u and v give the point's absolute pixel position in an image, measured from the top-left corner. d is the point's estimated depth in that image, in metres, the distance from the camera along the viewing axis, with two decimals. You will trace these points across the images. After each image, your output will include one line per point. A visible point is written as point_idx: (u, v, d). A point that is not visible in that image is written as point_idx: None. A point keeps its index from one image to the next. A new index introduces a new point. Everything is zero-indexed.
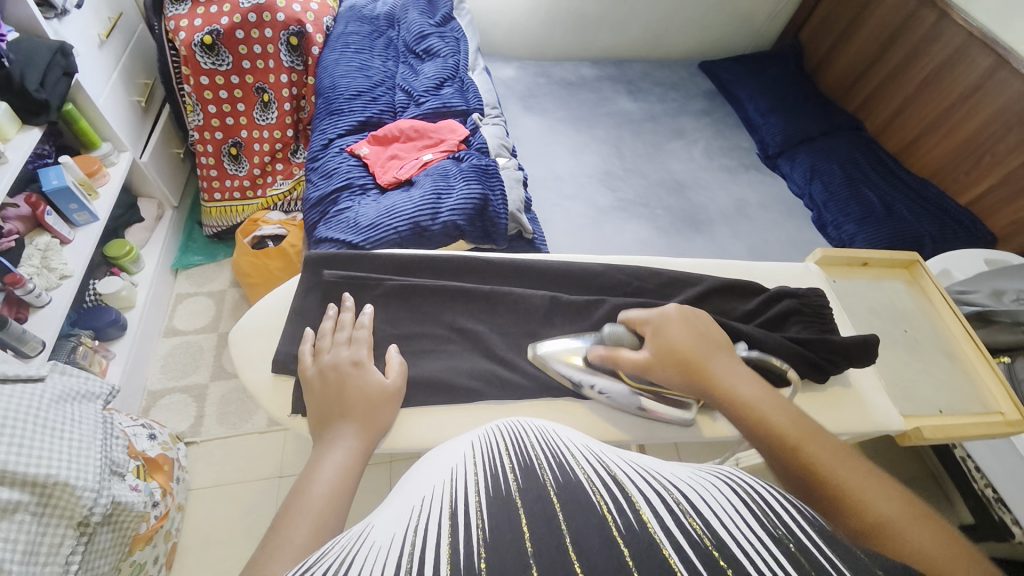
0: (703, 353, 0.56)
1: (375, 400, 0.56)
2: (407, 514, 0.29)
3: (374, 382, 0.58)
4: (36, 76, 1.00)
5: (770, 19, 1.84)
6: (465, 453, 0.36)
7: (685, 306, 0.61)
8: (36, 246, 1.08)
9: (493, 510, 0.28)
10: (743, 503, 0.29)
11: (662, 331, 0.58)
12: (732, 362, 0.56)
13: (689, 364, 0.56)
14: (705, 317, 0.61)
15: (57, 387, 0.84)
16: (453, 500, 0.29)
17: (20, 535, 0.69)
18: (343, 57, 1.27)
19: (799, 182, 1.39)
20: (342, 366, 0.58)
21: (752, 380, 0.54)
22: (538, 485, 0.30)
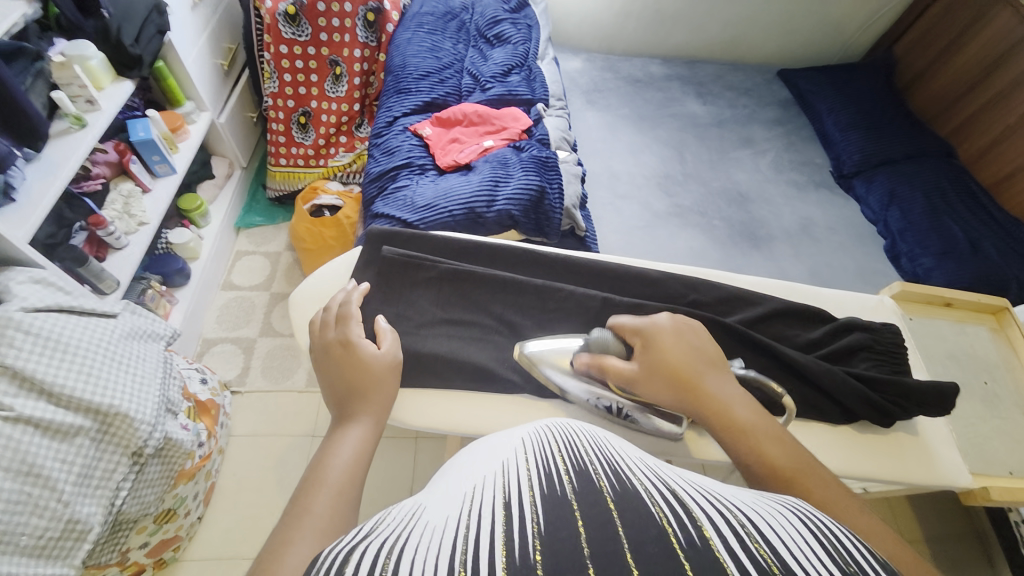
0: (698, 368, 0.53)
1: (372, 373, 0.56)
2: (460, 500, 0.31)
3: (370, 355, 0.57)
4: (132, 31, 1.06)
5: (864, 29, 1.70)
6: (517, 449, 0.38)
7: (679, 317, 0.58)
8: (120, 192, 1.18)
9: (548, 507, 0.29)
10: (813, 535, 0.28)
11: (652, 343, 0.55)
12: (725, 380, 0.53)
13: (678, 377, 0.52)
14: (699, 329, 0.58)
15: (127, 325, 0.91)
16: (508, 493, 0.31)
17: (77, 458, 0.76)
18: (415, 37, 1.28)
19: (875, 207, 1.29)
20: (335, 347, 0.57)
21: (752, 408, 0.51)
22: (594, 489, 0.30)
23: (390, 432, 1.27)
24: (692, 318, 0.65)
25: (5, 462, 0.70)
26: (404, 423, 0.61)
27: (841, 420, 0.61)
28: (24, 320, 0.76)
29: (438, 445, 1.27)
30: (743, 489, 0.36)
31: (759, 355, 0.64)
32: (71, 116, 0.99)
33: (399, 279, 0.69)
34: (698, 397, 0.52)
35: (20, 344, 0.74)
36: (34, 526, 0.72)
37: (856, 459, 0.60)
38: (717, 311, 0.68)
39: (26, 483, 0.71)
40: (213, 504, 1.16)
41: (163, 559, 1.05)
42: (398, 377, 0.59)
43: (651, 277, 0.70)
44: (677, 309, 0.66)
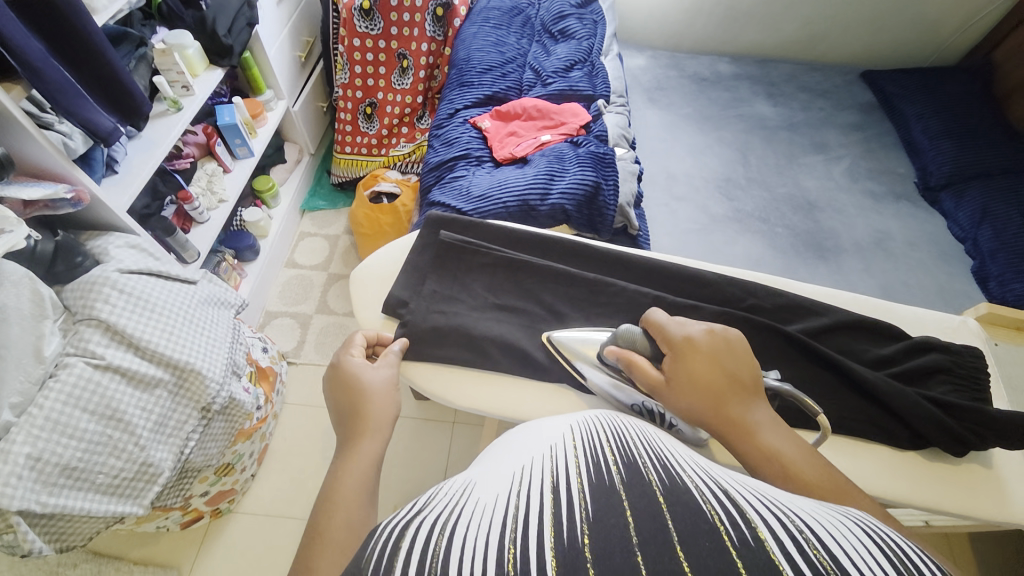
0: (727, 390, 0.50)
1: (367, 392, 0.55)
2: (509, 479, 0.33)
3: (365, 372, 0.57)
4: (226, 23, 1.15)
5: (967, 28, 1.55)
6: (564, 435, 0.39)
7: (716, 330, 0.53)
8: (206, 170, 1.28)
9: (596, 494, 0.30)
10: (873, 544, 0.27)
11: (683, 355, 0.52)
12: (754, 405, 0.50)
13: (708, 397, 0.49)
14: (738, 346, 0.53)
15: (204, 292, 1.00)
16: (555, 477, 0.32)
17: (155, 407, 0.84)
18: (481, 31, 1.30)
19: (963, 224, 1.18)
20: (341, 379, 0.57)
21: (786, 435, 0.48)
22: (643, 482, 0.31)
23: (429, 415, 1.31)
24: (749, 324, 0.63)
25: (91, 405, 0.78)
26: (448, 401, 0.63)
27: (908, 445, 0.57)
28: (119, 280, 0.85)
29: (474, 432, 1.29)
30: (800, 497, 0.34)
31: (818, 367, 0.61)
32: (169, 100, 1.09)
33: (453, 264, 0.71)
34: (726, 420, 0.49)
35: (113, 300, 0.83)
36: (111, 466, 0.80)
37: (921, 489, 0.55)
38: (776, 319, 0.65)
39: (108, 427, 0.79)
40: (265, 464, 1.25)
41: (219, 508, 1.14)
42: (397, 392, 0.57)
43: (707, 278, 0.68)
44: (735, 314, 0.64)
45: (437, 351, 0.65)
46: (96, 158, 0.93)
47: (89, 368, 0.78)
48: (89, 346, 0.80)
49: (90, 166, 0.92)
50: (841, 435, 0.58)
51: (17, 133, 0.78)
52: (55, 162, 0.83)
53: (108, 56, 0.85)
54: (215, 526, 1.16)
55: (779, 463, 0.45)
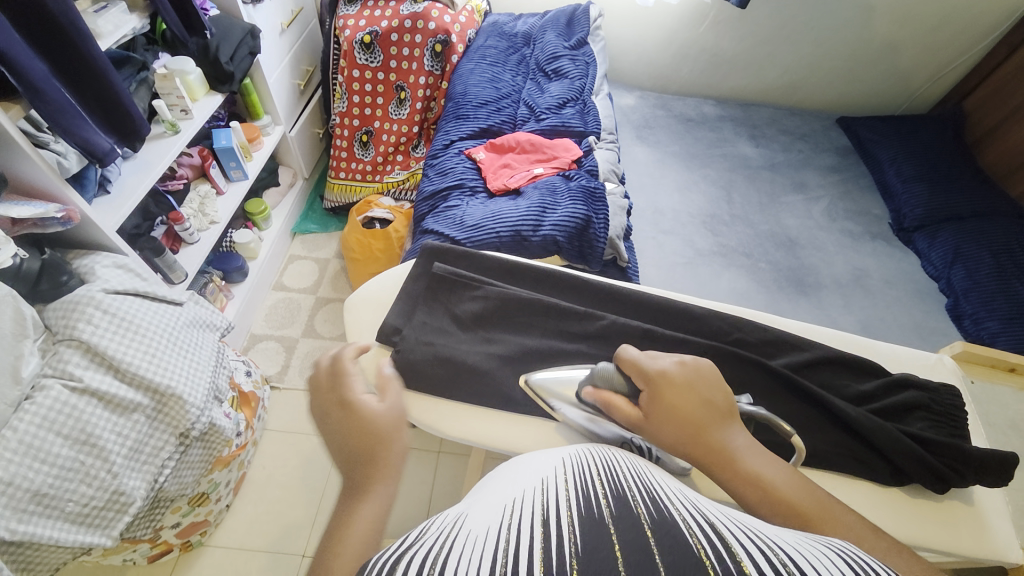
0: (705, 421, 0.50)
1: (380, 428, 0.49)
2: (500, 510, 0.33)
3: (382, 407, 0.51)
4: (228, 51, 1.18)
5: (933, 80, 1.65)
6: (556, 466, 0.40)
7: (685, 361, 0.54)
8: (198, 193, 1.29)
9: (585, 525, 0.30)
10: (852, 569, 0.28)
11: (660, 393, 0.52)
12: (733, 434, 0.50)
13: (688, 430, 0.49)
14: (711, 376, 0.54)
15: (190, 314, 0.98)
16: (545, 508, 0.32)
17: (131, 433, 0.81)
18: (477, 68, 1.36)
19: (936, 263, 1.23)
20: (337, 401, 0.51)
21: (766, 457, 0.49)
22: (632, 514, 0.32)
23: (414, 445, 1.28)
24: (734, 359, 0.64)
25: (66, 429, 0.75)
26: (439, 431, 0.63)
27: (891, 480, 0.58)
28: (103, 300, 0.84)
29: (460, 464, 1.26)
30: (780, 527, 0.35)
31: (803, 402, 0.62)
32: (167, 123, 1.10)
33: (446, 294, 0.72)
34: (708, 449, 0.49)
35: (96, 321, 0.82)
36: (81, 494, 0.76)
37: (902, 525, 0.56)
38: (761, 354, 0.67)
39: (81, 452, 0.76)
40: (241, 493, 1.20)
41: (189, 541, 1.09)
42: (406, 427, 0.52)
43: (695, 312, 0.69)
44: (722, 349, 0.65)
45: (428, 379, 0.65)
46: (89, 177, 0.93)
47: (66, 391, 0.76)
48: (67, 368, 0.78)
49: (81, 185, 0.91)
50: (827, 470, 0.59)
51: (15, 158, 0.79)
52: (48, 180, 0.83)
53: (110, 78, 0.86)
54: (183, 560, 1.10)
55: (768, 489, 0.46)
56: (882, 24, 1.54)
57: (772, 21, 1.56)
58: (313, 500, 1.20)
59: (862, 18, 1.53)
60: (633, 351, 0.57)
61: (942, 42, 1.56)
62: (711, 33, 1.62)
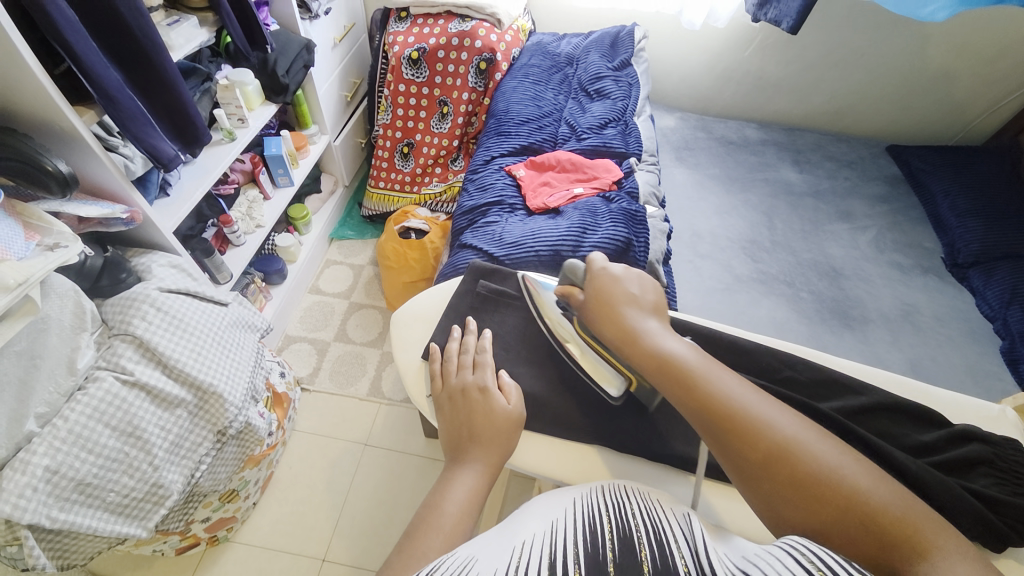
0: (626, 308, 0.58)
1: (497, 428, 0.56)
2: (510, 552, 0.36)
3: (499, 408, 0.58)
4: (285, 64, 1.23)
5: (993, 111, 1.58)
6: (567, 508, 0.43)
7: (631, 269, 0.63)
8: (247, 197, 1.34)
9: (592, 573, 0.33)
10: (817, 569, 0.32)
11: (601, 287, 0.61)
12: (650, 320, 0.57)
13: (609, 313, 0.58)
14: (649, 283, 0.62)
15: (234, 314, 1.02)
16: (551, 554, 0.35)
17: (174, 427, 0.84)
18: (520, 86, 1.38)
19: (992, 303, 1.17)
20: (471, 391, 0.59)
21: (674, 336, 0.55)
22: (635, 565, 0.34)
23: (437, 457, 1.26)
24: (781, 398, 0.62)
25: (114, 420, 0.78)
26: None
27: None
28: (158, 298, 0.88)
29: None
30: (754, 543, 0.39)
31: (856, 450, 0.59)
32: (225, 131, 1.15)
33: (488, 313, 0.73)
34: (623, 330, 0.56)
35: (150, 318, 0.86)
36: (122, 485, 0.79)
37: None
38: (811, 394, 0.64)
39: (126, 444, 0.79)
40: (268, 492, 1.22)
41: (216, 536, 1.11)
42: (518, 435, 0.58)
43: (742, 346, 0.68)
44: (766, 385, 0.63)
45: None
46: (152, 181, 0.98)
47: (118, 383, 0.80)
48: (120, 362, 0.82)
49: (144, 188, 0.96)
50: None
51: (85, 155, 0.83)
52: (115, 182, 0.88)
53: (178, 89, 0.91)
54: (210, 554, 1.13)
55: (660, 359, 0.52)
56: (938, 52, 1.49)
57: (821, 46, 1.53)
58: (336, 504, 1.21)
59: (917, 46, 1.48)
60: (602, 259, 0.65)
61: (1004, 70, 1.49)
62: (757, 56, 1.60)
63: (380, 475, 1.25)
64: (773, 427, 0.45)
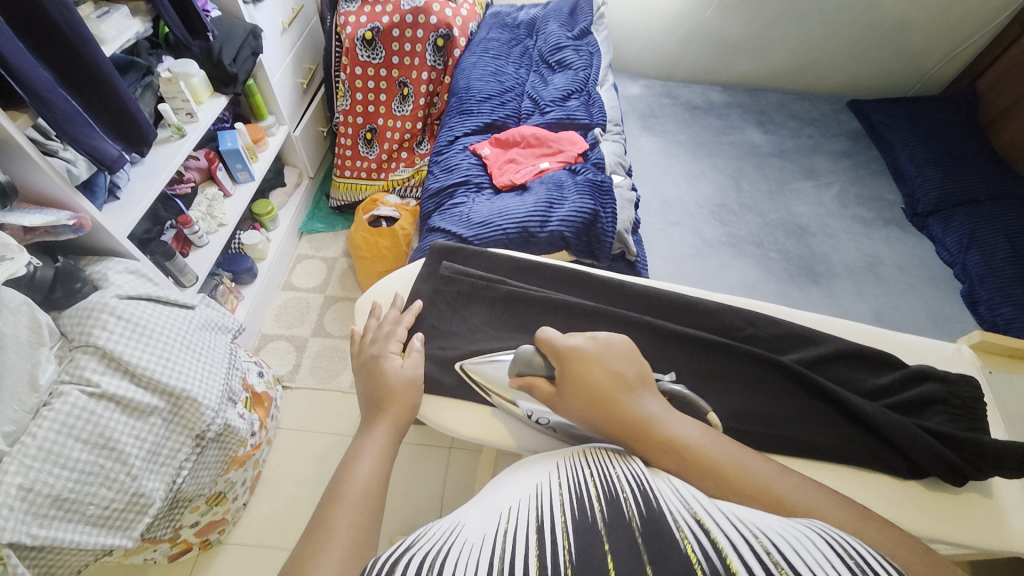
0: (620, 395, 0.51)
1: (392, 393, 0.57)
2: (497, 519, 0.36)
3: (394, 370, 0.59)
4: (231, 52, 1.17)
5: (948, 59, 1.61)
6: (551, 475, 0.43)
7: (605, 335, 0.56)
8: (205, 195, 1.29)
9: (578, 529, 0.33)
10: (837, 554, 0.31)
11: (579, 372, 0.52)
12: (649, 401, 0.52)
13: (602, 406, 0.51)
14: (620, 347, 0.56)
15: (202, 317, 0.99)
16: (538, 517, 0.35)
17: (149, 436, 0.83)
18: (480, 61, 1.34)
19: (952, 249, 1.21)
20: (371, 361, 0.61)
21: (678, 417, 0.51)
22: (623, 516, 0.35)
23: (421, 441, 1.26)
24: (743, 354, 0.64)
25: (85, 434, 0.76)
26: (454, 432, 0.63)
27: (908, 475, 0.57)
28: (117, 306, 0.85)
29: (471, 459, 1.24)
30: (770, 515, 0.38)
31: (816, 397, 0.61)
32: (172, 127, 1.10)
33: (455, 294, 0.72)
34: (624, 422, 0.50)
35: (111, 326, 0.83)
36: (101, 497, 0.78)
37: (921, 519, 0.55)
38: (774, 348, 0.66)
39: (100, 456, 0.78)
40: (257, 492, 1.22)
41: (208, 539, 1.11)
42: (420, 390, 0.60)
43: (708, 307, 0.68)
44: (731, 344, 0.64)
45: (441, 386, 0.64)
46: (98, 185, 0.93)
47: (84, 397, 0.77)
48: (84, 374, 0.79)
49: (91, 192, 0.92)
50: (839, 466, 0.58)
51: (20, 161, 0.79)
52: (58, 188, 0.84)
53: (115, 85, 0.87)
54: (203, 558, 1.12)
55: (680, 453, 0.48)
56: (894, 3, 1.50)
57: (781, 3, 1.53)
58: None
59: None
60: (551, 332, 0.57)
61: (957, 18, 1.51)
62: (717, 18, 1.58)
63: None
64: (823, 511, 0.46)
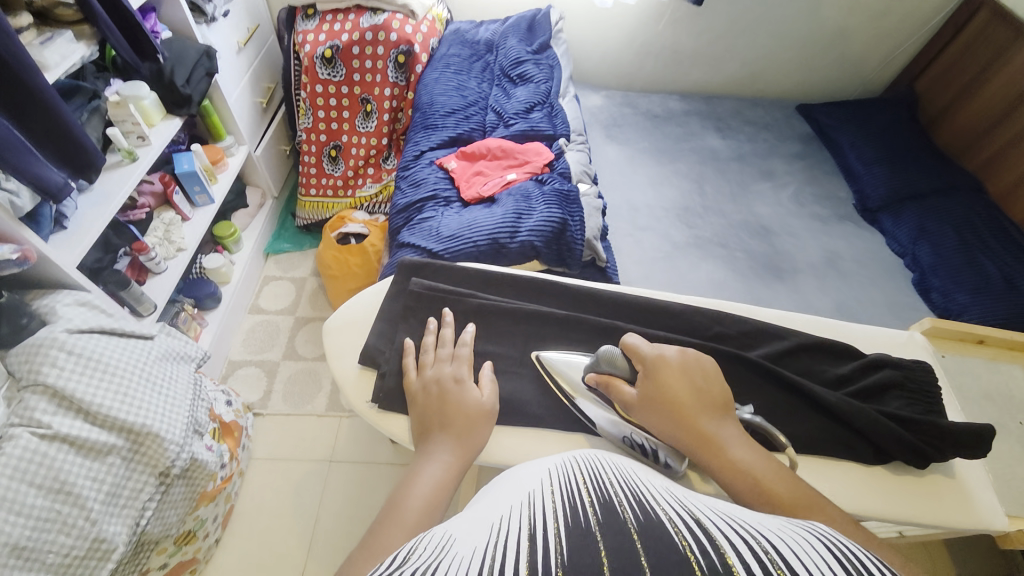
0: (696, 408, 0.54)
1: (469, 422, 0.56)
2: (488, 528, 0.33)
3: (472, 398, 0.58)
4: (184, 73, 1.14)
5: (884, 64, 1.73)
6: (542, 480, 0.41)
7: (686, 352, 0.58)
8: (162, 220, 1.25)
9: (573, 535, 0.31)
10: (838, 562, 0.29)
11: (658, 380, 0.56)
12: (726, 422, 0.54)
13: (679, 413, 0.53)
14: (707, 367, 0.58)
15: (161, 347, 0.95)
16: (529, 524, 0.32)
17: (108, 476, 0.78)
18: (442, 77, 1.35)
19: (901, 241, 1.28)
20: (444, 381, 0.59)
21: (751, 446, 0.52)
22: (619, 519, 0.33)
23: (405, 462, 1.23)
24: (714, 352, 0.65)
25: (38, 479, 0.72)
26: None
27: (873, 460, 0.59)
28: (68, 341, 0.80)
29: None
30: (770, 518, 0.37)
31: (785, 393, 0.64)
32: (123, 151, 1.06)
33: (427, 310, 0.71)
34: (699, 435, 0.53)
35: (61, 363, 0.78)
36: (60, 544, 0.72)
37: (893, 499, 0.57)
38: (741, 345, 0.68)
39: (57, 501, 0.73)
40: (230, 527, 1.16)
41: None
42: (493, 424, 0.58)
43: (675, 310, 0.70)
44: (701, 343, 0.66)
45: None
46: (44, 216, 0.88)
47: (35, 439, 0.73)
48: (34, 416, 0.74)
49: (36, 223, 0.87)
50: (813, 457, 0.60)
51: None
52: (1, 222, 0.79)
53: (58, 109, 0.83)
54: None
55: (749, 477, 0.50)
56: (832, 14, 1.60)
57: (729, 16, 1.60)
58: (307, 526, 1.17)
59: (814, 10, 1.58)
60: (637, 339, 0.60)
61: (888, 26, 1.62)
62: (671, 30, 1.64)
63: (354, 487, 1.23)
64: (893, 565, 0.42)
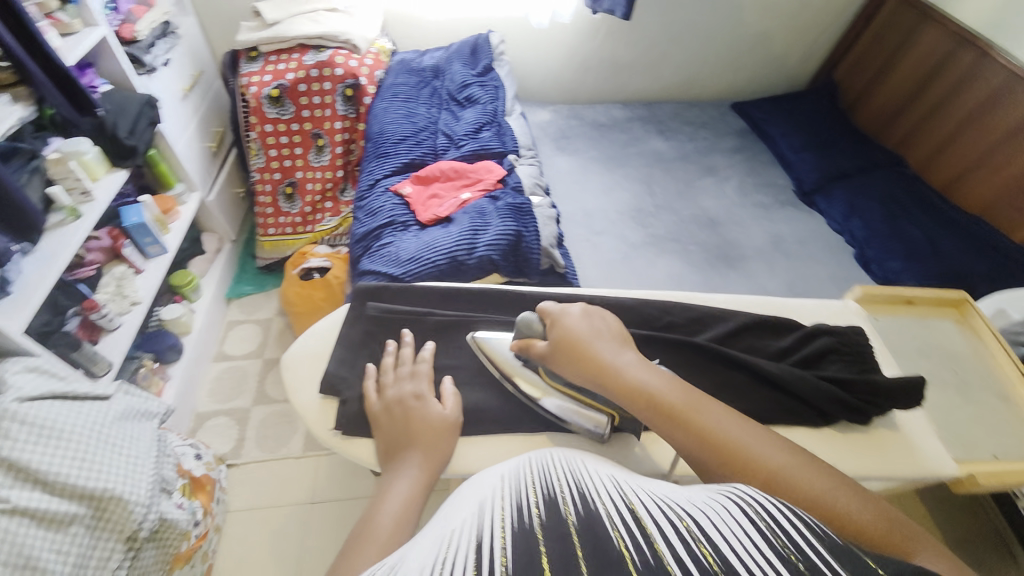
0: (596, 342, 0.56)
1: (434, 436, 0.56)
2: (437, 544, 0.33)
3: (437, 414, 0.58)
4: (127, 123, 1.13)
5: (804, 60, 1.87)
6: (495, 486, 0.41)
7: (589, 304, 0.61)
8: (114, 275, 1.21)
9: (517, 538, 0.31)
10: (757, 522, 0.31)
11: (562, 326, 0.58)
12: (623, 352, 0.55)
13: (581, 352, 0.55)
14: (608, 314, 0.61)
15: (122, 405, 0.90)
16: (475, 532, 0.32)
17: (73, 548, 0.74)
18: (391, 105, 1.38)
19: (838, 219, 1.36)
20: (407, 401, 0.59)
21: (649, 367, 0.54)
22: (561, 517, 0.33)
23: None
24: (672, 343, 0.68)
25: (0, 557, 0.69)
26: None
27: (821, 422, 0.62)
28: (20, 410, 0.76)
29: None
30: (699, 488, 0.39)
31: (730, 369, 0.67)
32: (66, 209, 1.04)
33: (387, 333, 0.71)
34: (599, 367, 0.54)
35: (14, 434, 0.74)
36: None
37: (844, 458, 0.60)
38: (692, 332, 0.71)
39: None
40: None
41: None
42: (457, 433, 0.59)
43: (628, 304, 0.72)
44: (655, 335, 0.68)
45: None
46: None
47: None
48: None
49: None
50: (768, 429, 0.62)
51: None
52: None
53: None
54: None
55: (645, 394, 0.51)
56: (752, 18, 1.71)
57: (659, 26, 1.70)
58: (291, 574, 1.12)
59: (734, 15, 1.70)
60: (551, 305, 0.62)
61: (803, 24, 1.75)
62: (606, 44, 1.72)
63: (339, 526, 1.19)
64: (761, 454, 0.48)
